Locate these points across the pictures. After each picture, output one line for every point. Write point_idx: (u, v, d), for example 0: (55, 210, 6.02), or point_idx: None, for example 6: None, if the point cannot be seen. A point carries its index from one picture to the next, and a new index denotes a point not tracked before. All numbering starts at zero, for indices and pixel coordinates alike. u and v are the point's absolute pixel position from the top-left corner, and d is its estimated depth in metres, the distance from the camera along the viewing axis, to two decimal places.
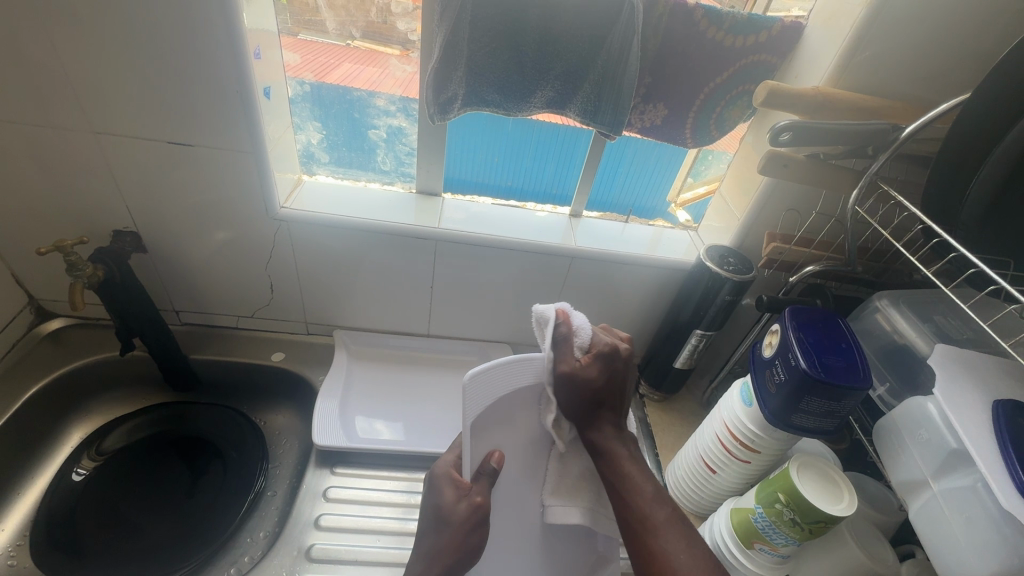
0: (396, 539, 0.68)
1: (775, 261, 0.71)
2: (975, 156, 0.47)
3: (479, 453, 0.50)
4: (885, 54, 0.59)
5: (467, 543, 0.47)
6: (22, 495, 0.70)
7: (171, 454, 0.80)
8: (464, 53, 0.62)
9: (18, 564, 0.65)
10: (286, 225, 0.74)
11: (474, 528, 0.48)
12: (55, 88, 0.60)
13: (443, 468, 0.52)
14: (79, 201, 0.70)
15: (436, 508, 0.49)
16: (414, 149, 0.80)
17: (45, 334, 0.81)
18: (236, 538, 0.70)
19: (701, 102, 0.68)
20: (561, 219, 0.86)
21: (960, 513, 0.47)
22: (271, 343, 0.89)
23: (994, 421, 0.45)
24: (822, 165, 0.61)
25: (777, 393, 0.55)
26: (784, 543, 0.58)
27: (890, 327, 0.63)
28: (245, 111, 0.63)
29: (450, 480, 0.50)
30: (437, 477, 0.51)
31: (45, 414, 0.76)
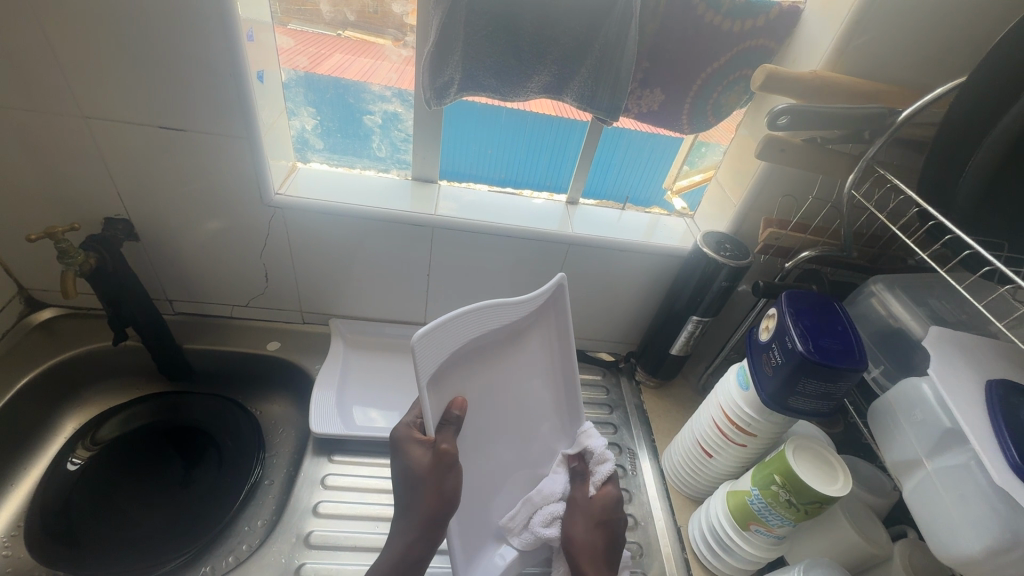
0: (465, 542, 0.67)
1: (771, 246, 0.72)
2: (972, 138, 0.47)
3: (442, 404, 0.54)
4: (882, 39, 0.59)
5: (444, 487, 0.51)
6: (16, 486, 0.70)
7: (166, 445, 0.79)
8: (460, 37, 0.61)
9: (13, 554, 0.64)
10: (281, 212, 0.73)
11: (446, 476, 0.51)
12: (41, 70, 0.58)
13: (403, 431, 0.54)
14: (71, 190, 0.69)
15: (404, 470, 0.52)
16: (410, 135, 0.79)
17: (36, 324, 0.80)
18: (235, 526, 0.70)
19: (698, 87, 0.68)
20: (558, 207, 0.85)
21: (953, 491, 0.48)
22: (266, 332, 0.88)
23: (987, 401, 0.45)
24: (819, 150, 0.62)
25: (774, 376, 0.56)
26: (780, 524, 0.58)
27: (885, 311, 0.63)
28: (239, 96, 0.62)
29: (414, 441, 0.53)
30: (401, 441, 0.54)
31: (37, 405, 0.75)
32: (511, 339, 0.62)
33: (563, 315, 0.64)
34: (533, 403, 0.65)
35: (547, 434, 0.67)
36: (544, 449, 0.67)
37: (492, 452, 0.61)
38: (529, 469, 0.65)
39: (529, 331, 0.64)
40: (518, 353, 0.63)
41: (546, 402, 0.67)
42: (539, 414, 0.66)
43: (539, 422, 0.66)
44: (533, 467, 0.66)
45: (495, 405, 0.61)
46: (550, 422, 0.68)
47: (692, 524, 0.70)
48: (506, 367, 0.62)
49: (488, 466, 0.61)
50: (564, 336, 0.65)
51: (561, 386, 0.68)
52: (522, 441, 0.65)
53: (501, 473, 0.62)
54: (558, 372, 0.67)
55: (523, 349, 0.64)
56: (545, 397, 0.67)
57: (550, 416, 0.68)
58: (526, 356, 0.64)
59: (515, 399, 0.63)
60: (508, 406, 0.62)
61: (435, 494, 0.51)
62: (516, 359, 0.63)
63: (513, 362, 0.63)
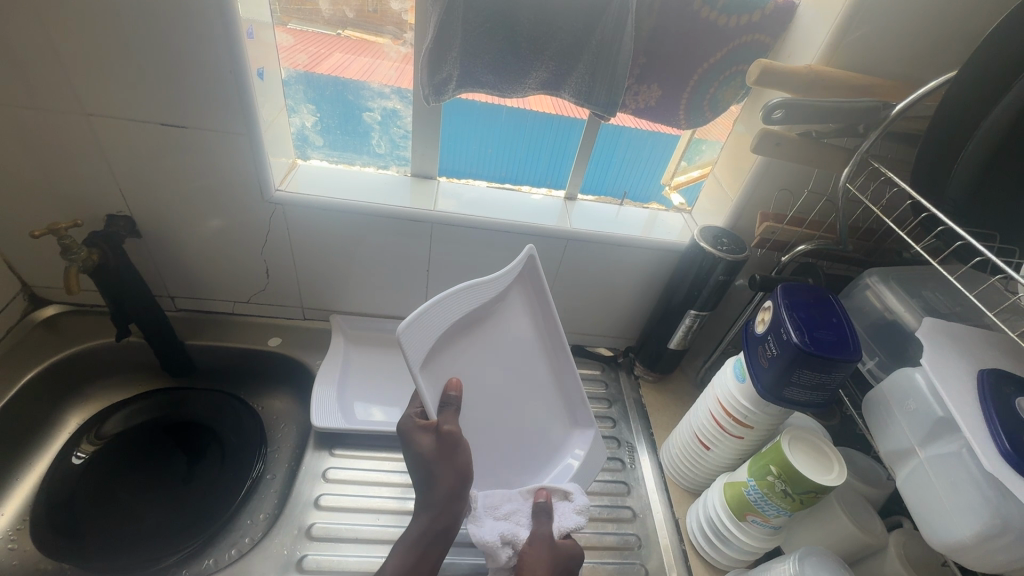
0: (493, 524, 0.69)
1: (768, 240, 0.72)
2: (963, 131, 0.48)
3: (438, 387, 0.56)
4: (875, 34, 0.60)
5: (458, 459, 0.53)
6: (21, 480, 0.71)
7: (169, 440, 0.80)
8: (458, 33, 0.61)
9: (19, 547, 0.65)
10: (282, 208, 0.74)
11: (456, 453, 0.53)
12: (44, 68, 0.59)
13: (407, 422, 0.55)
14: (74, 187, 0.69)
15: (417, 459, 0.53)
16: (408, 132, 0.79)
17: (39, 320, 0.81)
18: (237, 519, 0.71)
19: (694, 83, 0.69)
20: (556, 203, 0.86)
21: (945, 479, 0.49)
22: (268, 328, 0.89)
23: (978, 389, 0.46)
24: (814, 144, 0.62)
25: (770, 368, 0.56)
26: (776, 515, 0.59)
27: (880, 304, 0.63)
28: (239, 93, 0.63)
29: (418, 429, 0.54)
30: (406, 432, 0.55)
31: (41, 400, 0.76)
32: (495, 311, 0.65)
33: (541, 284, 0.66)
34: (525, 369, 0.68)
35: (543, 402, 0.70)
36: (544, 416, 0.70)
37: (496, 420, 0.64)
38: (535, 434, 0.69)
39: (509, 301, 0.66)
40: (503, 321, 0.66)
41: (537, 367, 0.70)
42: (533, 378, 0.69)
43: (534, 388, 0.69)
44: (534, 435, 0.68)
45: (487, 378, 0.63)
46: (544, 390, 0.71)
47: (690, 516, 0.71)
48: (493, 339, 0.64)
49: (491, 438, 0.63)
50: (546, 304, 0.68)
51: (549, 354, 0.71)
52: (521, 408, 0.68)
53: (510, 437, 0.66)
54: (544, 341, 0.70)
55: (508, 317, 0.66)
56: (535, 364, 0.69)
57: (545, 380, 0.71)
58: (512, 321, 0.67)
59: (508, 366, 0.66)
60: (502, 375, 0.65)
61: (451, 470, 0.53)
62: (501, 326, 0.66)
63: (500, 332, 0.65)
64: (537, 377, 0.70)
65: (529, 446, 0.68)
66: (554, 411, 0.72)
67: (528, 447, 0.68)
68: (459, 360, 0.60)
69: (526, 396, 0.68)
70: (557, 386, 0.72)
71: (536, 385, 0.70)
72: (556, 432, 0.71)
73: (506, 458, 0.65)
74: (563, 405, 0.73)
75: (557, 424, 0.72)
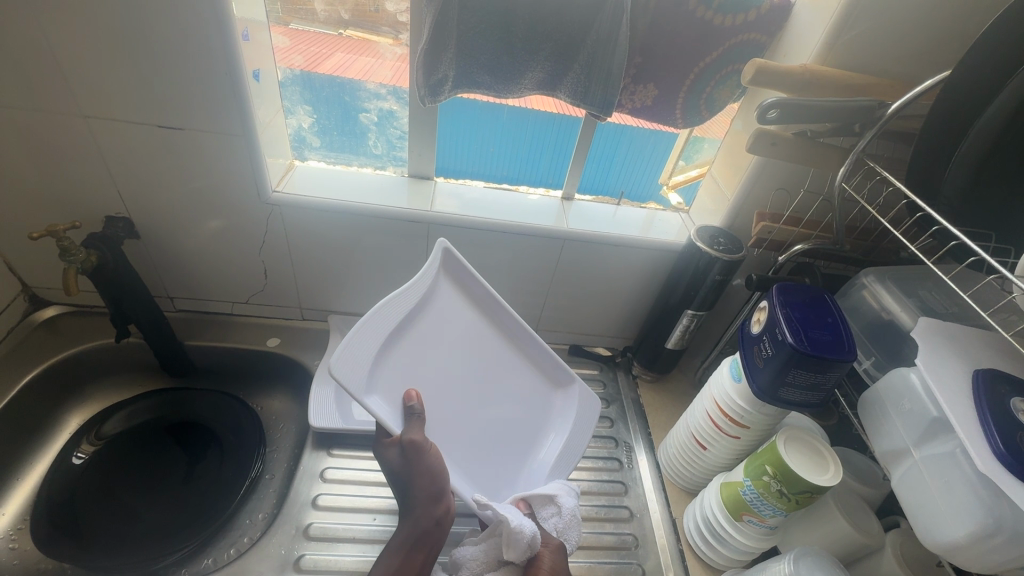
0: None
1: (764, 240, 0.72)
2: (957, 131, 0.48)
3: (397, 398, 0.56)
4: (871, 33, 0.60)
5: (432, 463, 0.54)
6: (21, 480, 0.71)
7: (169, 440, 0.81)
8: (453, 33, 0.61)
9: (20, 547, 0.65)
10: (279, 209, 0.74)
11: (423, 458, 0.54)
12: (39, 69, 0.59)
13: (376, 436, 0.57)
14: (73, 189, 0.70)
15: (392, 474, 0.55)
16: (405, 132, 0.79)
17: (39, 321, 0.81)
18: (236, 519, 0.71)
19: (691, 82, 0.68)
20: (554, 203, 0.86)
21: (939, 479, 0.49)
22: (267, 328, 0.89)
23: (973, 388, 0.46)
24: (810, 144, 0.62)
25: (765, 368, 0.56)
26: (772, 515, 0.59)
27: (877, 304, 0.63)
28: (235, 94, 0.63)
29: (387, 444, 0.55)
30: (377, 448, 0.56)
31: (42, 401, 0.76)
32: (435, 312, 0.65)
33: (466, 270, 0.68)
34: (488, 360, 0.69)
35: (517, 386, 0.71)
36: (524, 398, 0.70)
37: (477, 416, 0.64)
38: (523, 413, 0.70)
39: (446, 297, 0.67)
40: (446, 312, 0.66)
41: (498, 357, 0.70)
42: (499, 367, 0.70)
43: (500, 374, 0.69)
44: (518, 422, 0.69)
45: (448, 379, 0.63)
46: (514, 374, 0.71)
47: (686, 516, 0.71)
48: (439, 335, 0.64)
49: (475, 434, 0.63)
50: (479, 284, 0.69)
51: (504, 335, 0.72)
52: (496, 395, 0.68)
53: (498, 425, 0.66)
54: (496, 328, 0.71)
55: (449, 306, 0.67)
56: (493, 352, 0.70)
57: (515, 364, 0.72)
58: (457, 315, 0.68)
59: (467, 363, 0.66)
60: (463, 373, 0.65)
61: (428, 475, 0.54)
62: (445, 325, 0.66)
63: (446, 331, 0.66)
64: (503, 367, 0.70)
65: (520, 429, 0.68)
66: (537, 390, 0.73)
67: (517, 435, 0.68)
68: (409, 368, 0.59)
69: (494, 383, 0.68)
70: (533, 364, 0.74)
71: (499, 373, 0.69)
72: (545, 411, 0.72)
73: (496, 451, 0.65)
74: (547, 381, 0.74)
75: (544, 403, 0.72)
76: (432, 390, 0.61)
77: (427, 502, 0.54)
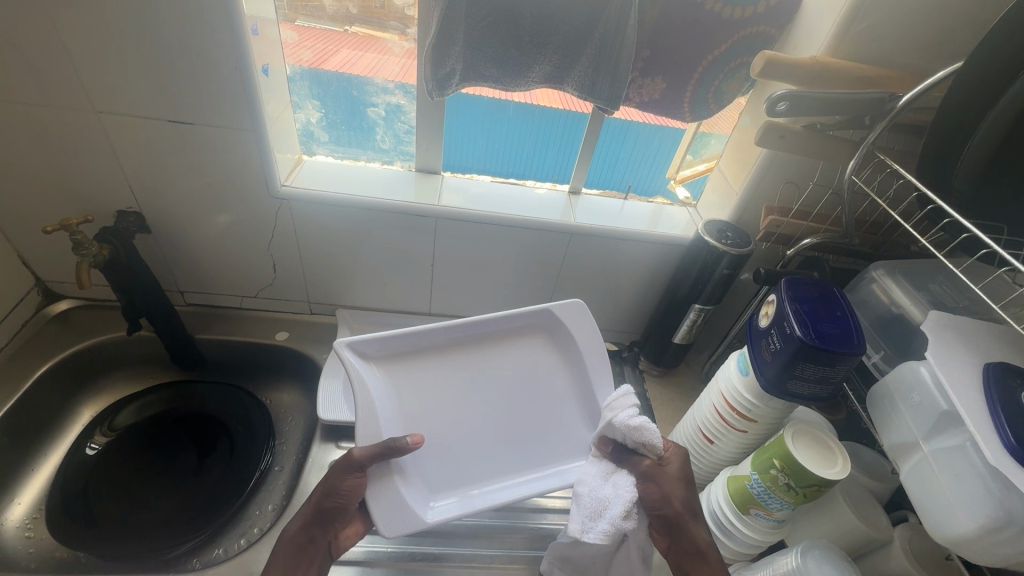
0: (498, 515, 0.70)
1: (772, 234, 0.72)
2: (968, 124, 0.47)
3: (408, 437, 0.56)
4: (882, 25, 0.59)
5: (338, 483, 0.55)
6: (37, 469, 0.73)
7: (179, 432, 0.82)
8: (461, 28, 0.61)
9: (35, 536, 0.67)
10: (288, 204, 0.74)
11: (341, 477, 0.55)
12: (50, 64, 0.60)
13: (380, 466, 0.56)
14: (85, 184, 0.71)
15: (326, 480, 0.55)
16: (413, 127, 0.80)
17: (52, 315, 0.83)
18: (246, 511, 0.73)
19: (699, 74, 0.68)
20: (560, 197, 0.86)
21: (949, 472, 0.48)
22: (275, 322, 0.90)
23: (984, 382, 0.46)
24: (820, 136, 0.62)
25: (773, 362, 0.56)
26: (779, 508, 0.59)
27: (887, 298, 0.63)
28: (245, 89, 0.63)
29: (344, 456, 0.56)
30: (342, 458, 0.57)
31: (55, 392, 0.77)
32: (399, 389, 0.63)
33: (393, 339, 0.63)
34: (478, 376, 0.67)
35: (515, 361, 0.69)
36: (528, 366, 0.70)
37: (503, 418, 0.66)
38: (520, 373, 0.69)
39: (401, 365, 0.64)
40: (401, 380, 0.63)
41: (479, 363, 0.68)
42: (487, 367, 0.68)
43: (498, 373, 0.68)
44: (524, 385, 0.68)
45: (458, 422, 0.64)
46: (509, 355, 0.70)
47: None
48: (415, 404, 0.63)
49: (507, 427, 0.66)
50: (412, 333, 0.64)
51: (477, 342, 0.69)
52: (510, 387, 0.68)
53: (518, 404, 0.67)
54: (465, 346, 0.68)
55: (399, 373, 0.64)
56: (468, 367, 0.67)
57: (495, 344, 0.70)
58: (421, 368, 0.65)
59: (462, 401, 0.65)
60: (464, 409, 0.65)
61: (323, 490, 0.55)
62: (414, 390, 0.63)
63: (420, 390, 0.64)
64: (492, 363, 0.68)
65: (532, 386, 0.69)
66: (539, 346, 0.71)
67: (532, 396, 0.68)
68: (419, 454, 0.61)
69: (485, 379, 0.67)
70: (519, 328, 0.71)
71: (486, 368, 0.68)
72: (548, 357, 0.71)
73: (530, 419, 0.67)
74: (545, 333, 0.71)
75: (535, 350, 0.71)
76: (456, 446, 0.63)
77: (316, 519, 0.55)
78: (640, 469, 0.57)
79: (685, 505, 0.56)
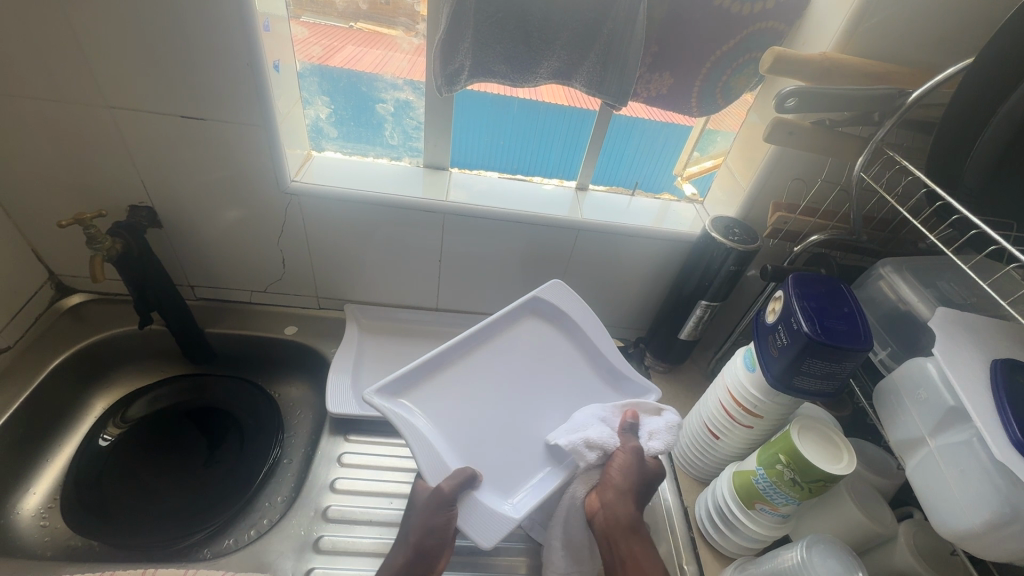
0: None
1: (780, 230, 0.72)
2: (978, 122, 0.47)
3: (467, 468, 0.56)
4: (892, 21, 0.59)
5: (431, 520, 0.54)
6: (51, 460, 0.74)
7: (190, 425, 0.83)
8: (470, 24, 0.62)
9: (51, 525, 0.68)
10: (297, 199, 0.75)
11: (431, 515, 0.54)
12: (65, 60, 0.61)
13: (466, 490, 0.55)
14: (98, 179, 0.72)
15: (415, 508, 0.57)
16: (421, 123, 0.80)
17: (65, 308, 0.84)
18: (256, 502, 0.74)
19: (707, 70, 0.68)
20: (567, 193, 0.86)
21: (955, 467, 0.49)
22: (284, 317, 0.91)
23: (991, 379, 0.46)
24: (828, 133, 0.62)
25: (780, 357, 0.56)
26: (785, 503, 0.59)
27: (894, 295, 0.63)
28: (256, 85, 0.64)
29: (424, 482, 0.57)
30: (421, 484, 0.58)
31: (69, 384, 0.79)
32: (433, 402, 0.62)
33: (414, 367, 0.62)
34: (503, 373, 0.67)
35: (527, 349, 0.71)
36: (539, 349, 0.71)
37: (539, 402, 0.66)
38: (533, 357, 0.70)
39: (429, 380, 0.64)
40: (434, 399, 0.62)
41: (498, 360, 0.68)
42: (505, 362, 0.68)
43: (516, 363, 0.69)
44: (544, 369, 0.69)
45: (504, 417, 0.63)
46: (520, 345, 0.71)
47: (697, 504, 0.72)
48: (452, 411, 0.62)
49: (546, 406, 0.66)
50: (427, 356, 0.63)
51: (490, 342, 0.70)
52: (532, 373, 0.68)
53: (546, 386, 0.68)
54: (481, 348, 0.69)
55: (428, 393, 0.62)
56: (488, 366, 0.67)
57: (506, 338, 0.71)
58: (446, 382, 0.64)
59: (499, 399, 0.65)
60: (503, 404, 0.64)
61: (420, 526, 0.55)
62: (448, 398, 0.63)
63: (453, 397, 0.63)
64: (509, 355, 0.69)
65: (552, 368, 0.70)
66: (543, 331, 0.73)
67: (556, 377, 0.69)
68: (480, 453, 0.59)
69: (509, 372, 0.67)
70: (524, 322, 0.73)
71: (503, 361, 0.68)
72: (554, 338, 0.73)
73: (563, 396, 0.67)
74: (545, 319, 0.74)
75: (540, 333, 0.73)
76: (508, 438, 0.62)
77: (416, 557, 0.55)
78: (627, 443, 0.60)
79: (635, 485, 0.58)
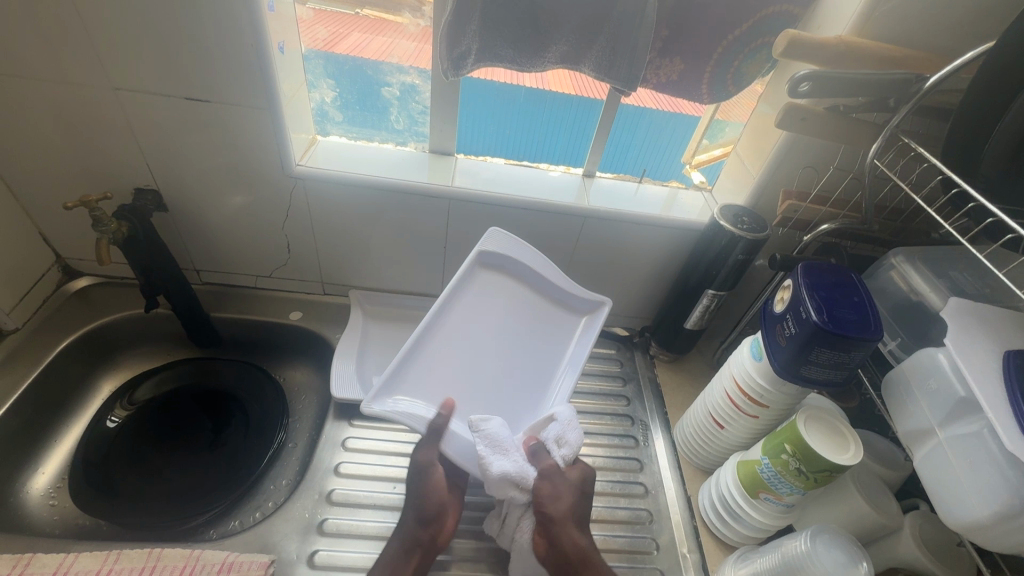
0: None
1: (790, 219, 0.71)
2: (998, 108, 0.46)
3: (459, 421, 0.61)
4: (911, 5, 0.58)
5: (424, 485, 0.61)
6: (59, 441, 0.75)
7: (196, 408, 0.83)
8: (477, 5, 0.60)
9: (60, 504, 0.69)
10: (302, 183, 0.75)
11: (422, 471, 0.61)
12: (68, 40, 0.60)
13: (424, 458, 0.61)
14: (102, 162, 0.71)
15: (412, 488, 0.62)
16: (427, 107, 0.79)
17: (72, 292, 0.84)
18: (261, 484, 0.74)
19: (719, 55, 0.67)
20: (574, 180, 0.85)
21: (964, 459, 0.48)
22: (289, 302, 0.91)
23: (1004, 370, 0.45)
24: (842, 119, 0.61)
25: (787, 347, 0.56)
26: (789, 493, 0.59)
27: (905, 285, 0.62)
28: (260, 67, 0.63)
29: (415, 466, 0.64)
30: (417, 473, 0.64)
31: (76, 367, 0.79)
32: (424, 385, 0.62)
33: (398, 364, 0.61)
34: (473, 335, 0.69)
35: (484, 301, 0.72)
36: (499, 300, 0.73)
37: (512, 353, 0.70)
38: (490, 308, 0.72)
39: (417, 364, 0.63)
40: (425, 386, 0.62)
41: (466, 323, 0.69)
42: (473, 325, 0.70)
43: (482, 321, 0.71)
44: (503, 322, 0.72)
45: (487, 372, 0.67)
46: (481, 301, 0.72)
47: (701, 494, 0.72)
48: (444, 388, 0.63)
49: (517, 353, 0.71)
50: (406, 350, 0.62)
51: (456, 307, 0.70)
52: (498, 327, 0.71)
53: (510, 336, 0.72)
54: (452, 315, 0.69)
55: (417, 382, 0.62)
56: (457, 332, 0.68)
57: (468, 297, 0.71)
58: (428, 362, 0.64)
59: (478, 363, 0.67)
60: (482, 365, 0.68)
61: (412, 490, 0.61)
62: (439, 377, 0.64)
63: (442, 375, 0.64)
64: (474, 313, 0.71)
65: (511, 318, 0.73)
66: (496, 280, 0.74)
67: (517, 327, 0.73)
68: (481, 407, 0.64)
69: (477, 333, 0.69)
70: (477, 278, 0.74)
71: (468, 321, 0.70)
72: (508, 286, 0.75)
73: (526, 341, 0.72)
74: (495, 269, 0.75)
75: (489, 280, 0.74)
76: (496, 386, 0.67)
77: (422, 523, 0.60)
78: (542, 464, 0.60)
79: (570, 503, 0.59)
